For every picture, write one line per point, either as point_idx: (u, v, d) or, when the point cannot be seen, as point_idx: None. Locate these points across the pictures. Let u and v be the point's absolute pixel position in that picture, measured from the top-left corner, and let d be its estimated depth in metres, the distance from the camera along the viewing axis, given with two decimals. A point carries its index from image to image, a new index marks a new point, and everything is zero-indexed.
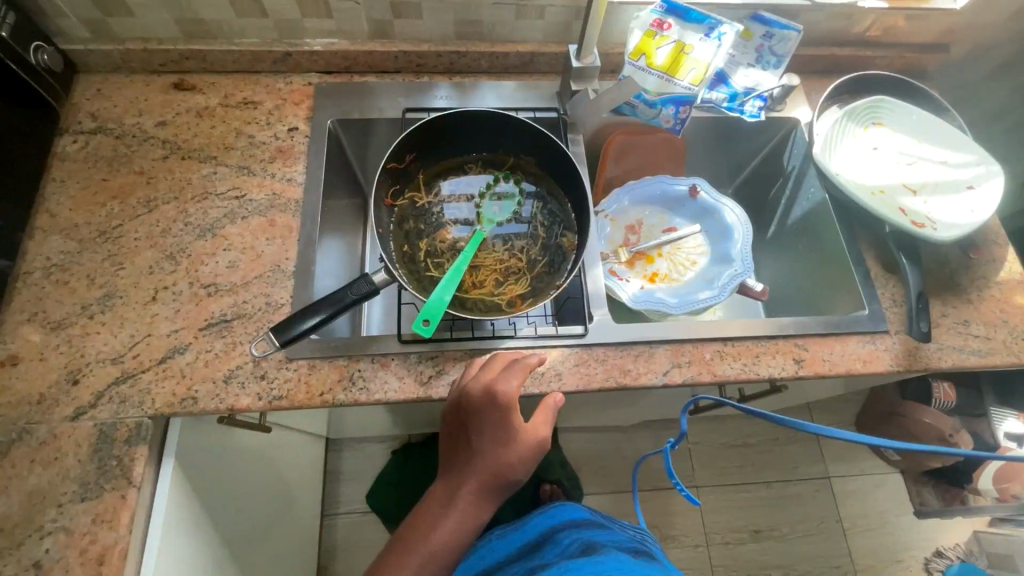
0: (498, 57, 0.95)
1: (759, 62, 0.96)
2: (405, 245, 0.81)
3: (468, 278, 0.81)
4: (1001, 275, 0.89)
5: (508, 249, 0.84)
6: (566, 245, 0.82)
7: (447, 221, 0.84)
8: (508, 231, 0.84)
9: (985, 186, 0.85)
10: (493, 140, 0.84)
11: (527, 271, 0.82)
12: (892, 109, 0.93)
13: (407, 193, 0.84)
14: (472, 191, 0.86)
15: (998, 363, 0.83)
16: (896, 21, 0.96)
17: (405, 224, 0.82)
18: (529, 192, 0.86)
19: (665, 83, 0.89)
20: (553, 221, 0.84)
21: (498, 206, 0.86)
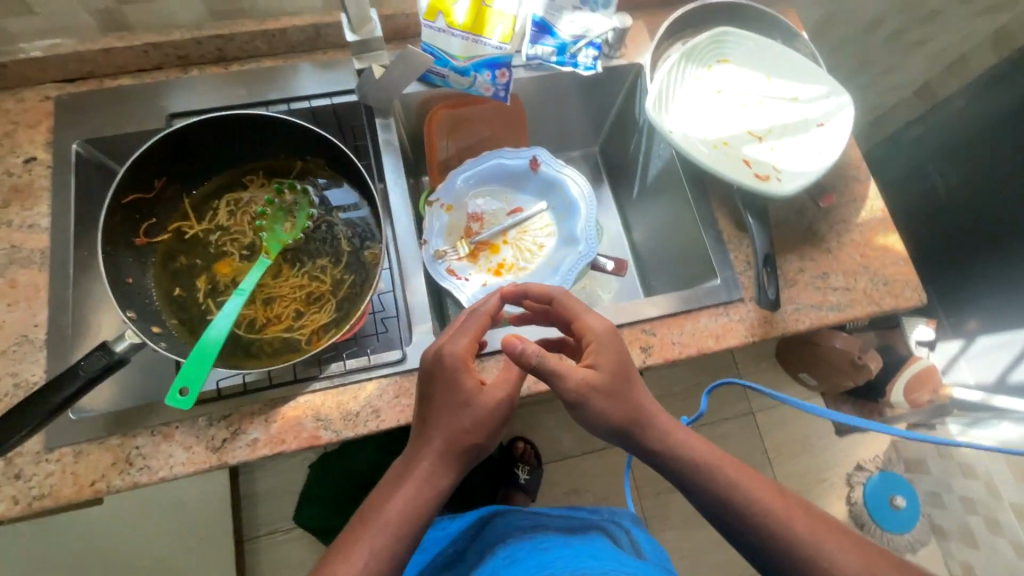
0: (274, 35, 0.79)
1: (585, 3, 0.82)
2: (174, 288, 0.67)
3: (260, 314, 0.69)
4: (862, 215, 0.82)
5: (306, 272, 0.71)
6: (370, 259, 0.71)
7: (229, 248, 0.70)
8: (307, 250, 0.72)
9: (835, 125, 0.77)
10: (267, 143, 0.71)
11: (332, 295, 0.70)
12: (737, 42, 0.82)
13: (169, 223, 0.69)
14: (258, 207, 0.72)
15: (858, 315, 0.78)
16: None
17: (172, 262, 0.68)
18: (324, 199, 0.73)
19: (472, 44, 0.75)
20: (355, 232, 0.72)
21: (290, 221, 0.72)
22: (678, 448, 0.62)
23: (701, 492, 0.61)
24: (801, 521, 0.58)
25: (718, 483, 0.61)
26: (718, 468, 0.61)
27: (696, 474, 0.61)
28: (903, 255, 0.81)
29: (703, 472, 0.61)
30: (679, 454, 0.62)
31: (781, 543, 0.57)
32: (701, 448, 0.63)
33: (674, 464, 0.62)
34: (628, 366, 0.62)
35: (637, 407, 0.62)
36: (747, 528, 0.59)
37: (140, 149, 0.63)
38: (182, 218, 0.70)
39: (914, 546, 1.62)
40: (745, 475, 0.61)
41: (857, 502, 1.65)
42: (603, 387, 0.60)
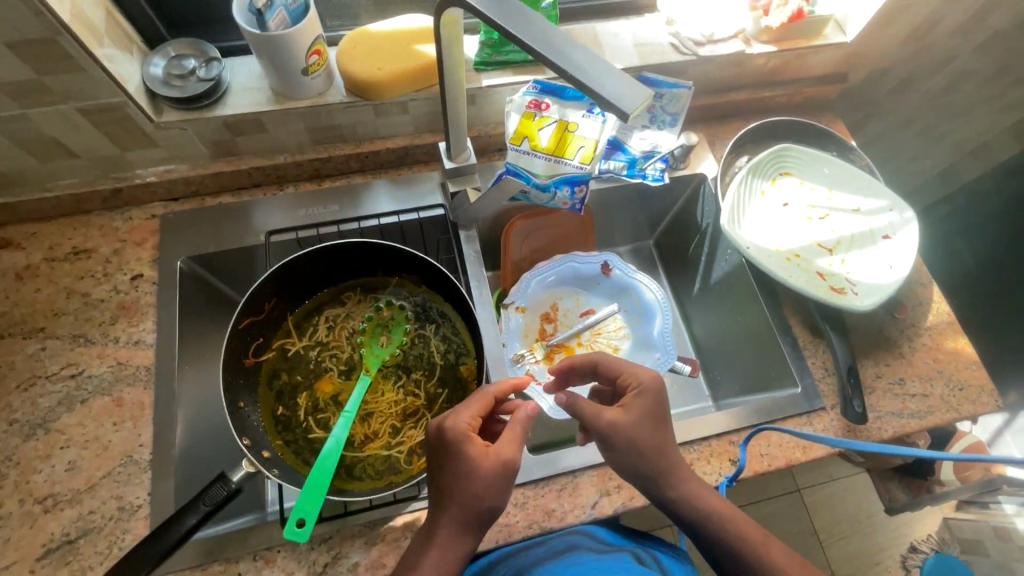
0: (367, 155, 0.84)
1: (654, 122, 0.89)
2: (279, 407, 0.69)
3: (359, 431, 0.70)
4: (931, 319, 0.85)
5: (403, 387, 0.73)
6: (465, 373, 0.73)
7: (330, 364, 0.73)
8: (403, 364, 0.74)
9: (903, 239, 0.80)
10: (369, 262, 0.75)
11: (428, 410, 0.72)
12: (798, 157, 0.88)
13: (275, 341, 0.72)
14: (355, 323, 0.75)
15: (939, 423, 0.78)
16: (788, 60, 0.90)
17: (276, 381, 0.70)
18: (418, 314, 0.75)
19: (554, 164, 0.79)
20: (449, 346, 0.74)
21: (386, 337, 0.75)
22: (702, 507, 0.61)
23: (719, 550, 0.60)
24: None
25: (739, 547, 0.59)
26: (739, 533, 0.59)
27: (716, 536, 0.60)
28: (974, 358, 0.83)
29: (727, 535, 0.60)
30: (701, 513, 0.60)
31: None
32: (722, 510, 0.61)
33: (693, 520, 0.61)
34: (660, 412, 0.62)
35: (662, 450, 0.61)
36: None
37: (260, 278, 0.67)
38: (286, 336, 0.73)
39: None
40: (765, 540, 0.60)
41: None
42: (630, 426, 0.60)
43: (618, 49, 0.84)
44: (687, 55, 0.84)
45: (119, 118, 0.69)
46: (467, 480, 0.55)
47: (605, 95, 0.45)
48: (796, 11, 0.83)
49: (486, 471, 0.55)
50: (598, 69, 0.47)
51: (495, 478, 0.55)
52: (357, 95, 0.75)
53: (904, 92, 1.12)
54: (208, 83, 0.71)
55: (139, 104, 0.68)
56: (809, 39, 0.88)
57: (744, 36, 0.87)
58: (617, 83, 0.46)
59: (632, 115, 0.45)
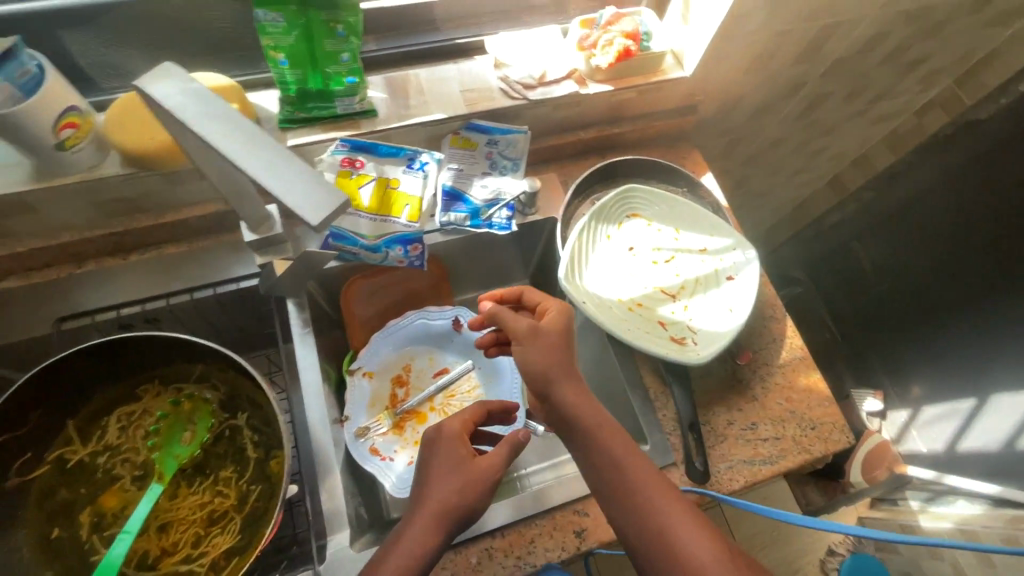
0: (174, 225, 0.77)
1: (495, 169, 0.84)
2: (53, 531, 0.61)
3: (154, 545, 0.62)
4: (782, 356, 0.84)
5: (209, 487, 0.66)
6: (275, 467, 0.66)
7: (120, 472, 0.65)
8: (209, 461, 0.67)
9: (744, 280, 0.79)
10: (161, 354, 0.67)
11: (235, 513, 0.64)
12: (643, 197, 0.85)
13: (52, 451, 0.64)
14: (152, 420, 0.67)
15: (790, 466, 0.77)
16: (629, 97, 0.88)
17: (50, 500, 0.62)
18: (225, 404, 0.69)
19: (381, 223, 0.76)
20: (261, 437, 0.68)
21: (189, 432, 0.68)
22: (617, 459, 0.57)
23: (630, 508, 0.55)
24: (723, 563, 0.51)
25: (650, 504, 0.55)
26: (651, 495, 0.55)
27: (628, 491, 0.56)
28: (826, 394, 0.82)
29: (640, 491, 0.55)
30: (617, 465, 0.57)
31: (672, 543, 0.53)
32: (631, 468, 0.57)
33: (606, 472, 0.57)
34: (560, 328, 0.64)
35: (562, 368, 0.62)
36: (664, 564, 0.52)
37: (10, 389, 0.58)
38: (66, 445, 0.65)
39: None
40: (652, 485, 0.56)
41: None
42: (529, 359, 0.62)
43: (444, 97, 0.80)
44: (517, 100, 0.80)
45: None
46: (441, 480, 0.57)
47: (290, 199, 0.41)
48: (623, 50, 0.80)
49: (471, 466, 0.58)
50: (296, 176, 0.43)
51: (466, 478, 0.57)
52: (138, 166, 0.67)
53: (767, 116, 1.12)
54: None
55: None
56: (646, 76, 0.86)
57: (578, 76, 0.83)
58: (310, 188, 0.43)
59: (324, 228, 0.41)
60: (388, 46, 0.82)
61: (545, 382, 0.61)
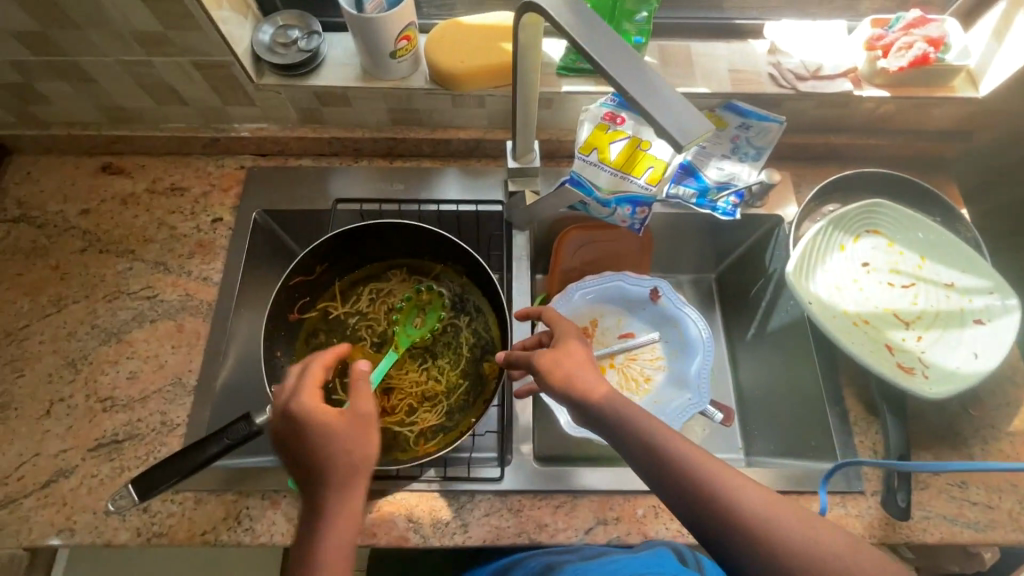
0: (439, 143, 0.87)
1: (736, 154, 0.84)
2: (311, 364, 0.74)
3: (378, 402, 0.73)
4: (1015, 424, 0.75)
5: (427, 370, 0.75)
6: (487, 370, 0.73)
7: (365, 334, 0.77)
8: (432, 348, 0.76)
9: (998, 328, 0.71)
10: (419, 247, 0.77)
11: (445, 397, 0.73)
12: (890, 215, 0.80)
13: (321, 302, 0.77)
14: (396, 299, 0.78)
15: (999, 541, 0.69)
16: (903, 108, 0.82)
17: (313, 339, 0.75)
18: (455, 303, 0.77)
19: (620, 180, 0.79)
20: (478, 340, 0.76)
21: (422, 319, 0.77)
22: (659, 449, 0.52)
23: (687, 499, 0.49)
24: (803, 538, 0.45)
25: (706, 491, 0.48)
26: (710, 481, 0.49)
27: (681, 479, 0.50)
28: None
29: (692, 476, 0.49)
30: (660, 456, 0.51)
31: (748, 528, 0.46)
32: (676, 453, 0.51)
33: (652, 465, 0.51)
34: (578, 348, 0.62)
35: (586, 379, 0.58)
36: (750, 552, 0.46)
37: (319, 241, 0.72)
38: (332, 300, 0.78)
39: None
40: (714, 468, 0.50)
41: None
42: (553, 372, 0.59)
43: (711, 72, 0.81)
44: (785, 88, 0.79)
45: (226, 76, 0.76)
46: (334, 441, 0.53)
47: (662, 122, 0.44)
48: (920, 57, 0.75)
49: (344, 425, 0.54)
50: (666, 99, 0.46)
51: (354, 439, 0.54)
52: (438, 83, 0.77)
53: None
54: (307, 54, 0.76)
55: (243, 65, 0.74)
56: (931, 89, 0.80)
57: (855, 75, 0.80)
58: (679, 113, 0.45)
59: (688, 148, 0.44)
60: (667, 15, 0.84)
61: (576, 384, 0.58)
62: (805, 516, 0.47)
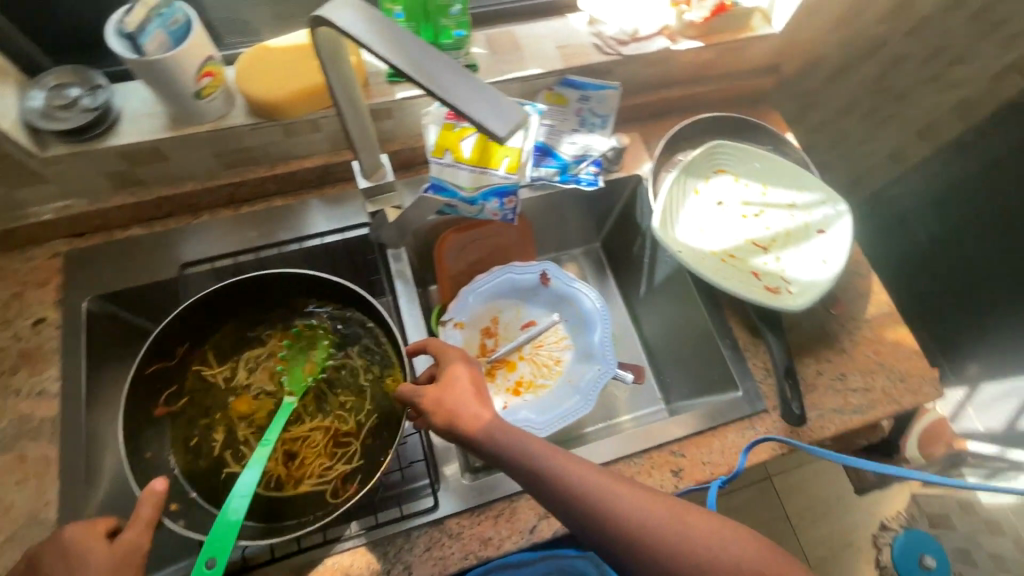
0: (285, 177, 0.80)
1: (584, 126, 0.86)
2: (199, 458, 0.66)
3: (285, 467, 0.67)
4: (869, 311, 0.85)
5: (328, 413, 0.70)
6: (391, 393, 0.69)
7: (250, 402, 0.69)
8: (327, 388, 0.71)
9: (835, 231, 0.80)
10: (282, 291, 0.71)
11: (357, 435, 0.69)
12: (730, 153, 0.86)
13: (189, 382, 0.69)
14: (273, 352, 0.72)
15: (880, 416, 0.78)
16: (717, 54, 0.88)
17: (190, 429, 0.67)
18: (336, 333, 0.73)
19: (481, 176, 0.78)
20: (373, 359, 0.71)
21: (307, 360, 0.72)
22: (549, 480, 0.53)
23: (581, 522, 0.51)
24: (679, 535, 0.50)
25: (596, 513, 0.51)
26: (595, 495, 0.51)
27: (572, 504, 0.52)
28: (914, 348, 0.83)
29: (582, 502, 0.51)
30: (549, 482, 0.53)
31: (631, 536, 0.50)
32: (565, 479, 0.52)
33: (542, 491, 0.53)
34: (466, 378, 0.60)
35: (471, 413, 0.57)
36: (637, 557, 0.50)
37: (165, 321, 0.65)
38: (200, 378, 0.70)
39: None
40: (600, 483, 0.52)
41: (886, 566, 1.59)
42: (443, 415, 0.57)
43: (539, 52, 0.81)
44: (612, 55, 0.82)
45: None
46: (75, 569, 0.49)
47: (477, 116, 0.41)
48: (718, 5, 0.82)
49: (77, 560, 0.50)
50: (475, 90, 0.42)
51: (114, 560, 0.50)
52: (262, 115, 0.71)
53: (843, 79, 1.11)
54: (96, 112, 0.66)
55: (18, 140, 0.64)
56: (735, 32, 0.86)
57: (669, 32, 0.84)
58: (493, 102, 0.42)
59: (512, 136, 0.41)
60: (484, 3, 0.84)
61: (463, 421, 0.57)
62: (684, 514, 0.51)
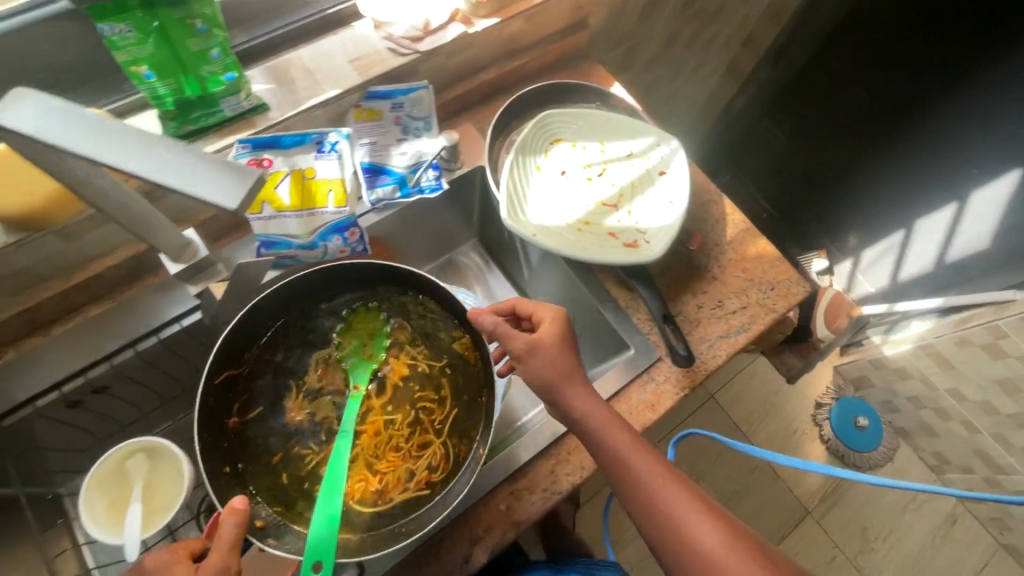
0: (90, 283, 0.71)
1: (409, 133, 0.82)
2: (282, 476, 0.67)
3: (370, 479, 0.67)
4: (729, 233, 0.88)
5: (406, 406, 0.71)
6: (467, 363, 0.73)
7: (325, 410, 0.71)
8: (392, 381, 0.73)
9: (674, 169, 0.81)
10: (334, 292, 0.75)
11: (445, 415, 0.70)
12: (560, 121, 0.85)
13: (253, 400, 0.70)
14: (330, 355, 0.73)
15: (762, 329, 0.82)
16: (519, 25, 0.86)
17: (264, 449, 0.68)
18: (395, 322, 0.75)
19: (309, 218, 0.72)
20: (437, 339, 0.74)
21: (367, 352, 0.74)
22: (613, 444, 0.60)
23: (638, 509, 0.58)
24: (721, 558, 0.54)
25: (656, 509, 0.57)
26: (660, 491, 0.58)
27: (636, 491, 0.58)
28: (776, 255, 0.87)
29: (646, 496, 0.58)
30: (624, 468, 0.59)
31: (676, 537, 0.56)
32: (636, 463, 0.59)
33: (613, 472, 0.60)
34: (567, 339, 0.65)
35: (563, 373, 0.63)
36: (667, 549, 0.56)
37: (239, 323, 0.67)
38: (262, 395, 0.70)
39: (890, 454, 1.73)
40: (672, 487, 0.58)
41: (830, 438, 1.73)
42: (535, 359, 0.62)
43: (333, 70, 0.75)
44: (409, 54, 0.77)
45: None
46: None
47: (195, 192, 0.37)
48: None
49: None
50: (191, 165, 0.38)
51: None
52: (27, 228, 0.62)
53: (657, 14, 1.13)
54: None
55: None
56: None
57: (462, 16, 0.81)
58: (217, 172, 0.38)
59: (247, 203, 0.37)
60: (258, 33, 0.76)
61: (551, 383, 0.62)
62: (732, 542, 0.55)
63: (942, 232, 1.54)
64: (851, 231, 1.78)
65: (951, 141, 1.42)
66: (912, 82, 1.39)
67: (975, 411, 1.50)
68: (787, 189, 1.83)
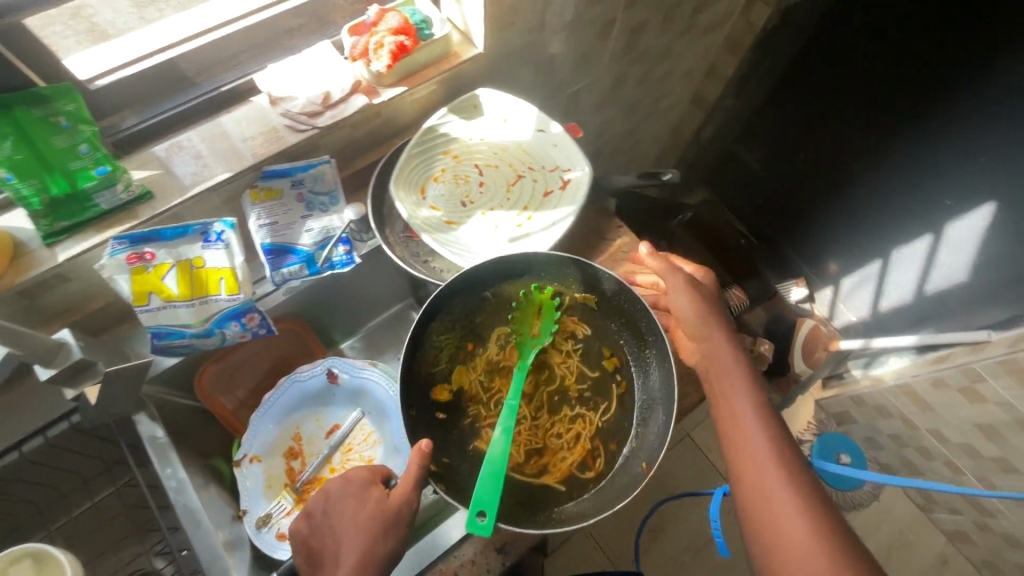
0: None
1: (314, 209, 0.79)
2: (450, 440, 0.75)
3: (527, 459, 0.75)
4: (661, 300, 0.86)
5: (568, 400, 0.78)
6: (622, 380, 0.77)
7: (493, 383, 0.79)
8: (555, 371, 0.80)
9: (507, 109, 0.84)
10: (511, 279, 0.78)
11: (599, 419, 0.76)
12: (412, 168, 0.81)
13: (442, 370, 0.77)
14: (503, 330, 0.80)
15: None
16: (430, 90, 0.83)
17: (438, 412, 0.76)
18: (567, 314, 0.80)
19: (203, 306, 0.69)
20: (608, 338, 0.79)
21: (537, 334, 0.78)
22: (716, 351, 0.72)
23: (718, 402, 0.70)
24: (771, 465, 0.62)
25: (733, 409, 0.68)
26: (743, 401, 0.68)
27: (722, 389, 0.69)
28: None
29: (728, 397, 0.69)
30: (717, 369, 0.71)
31: (739, 433, 0.66)
32: (732, 376, 0.70)
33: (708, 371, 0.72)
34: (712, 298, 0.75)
35: (702, 306, 0.74)
36: (728, 437, 0.67)
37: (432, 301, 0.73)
38: (436, 358, 0.77)
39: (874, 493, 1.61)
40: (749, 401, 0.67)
41: None
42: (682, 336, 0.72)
43: (225, 152, 0.73)
44: (309, 131, 0.75)
45: None
46: (355, 506, 0.61)
47: None
48: (397, 47, 0.75)
49: (371, 504, 0.61)
50: None
51: (391, 507, 0.60)
52: None
53: (597, 61, 1.09)
54: None
55: None
56: (438, 62, 0.81)
57: (365, 86, 0.78)
58: None
59: None
60: (152, 114, 0.73)
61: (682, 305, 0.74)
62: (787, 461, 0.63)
63: (919, 264, 1.38)
64: (832, 258, 1.62)
65: (920, 177, 1.28)
66: (871, 112, 1.28)
67: (956, 452, 1.38)
68: (760, 215, 1.72)
